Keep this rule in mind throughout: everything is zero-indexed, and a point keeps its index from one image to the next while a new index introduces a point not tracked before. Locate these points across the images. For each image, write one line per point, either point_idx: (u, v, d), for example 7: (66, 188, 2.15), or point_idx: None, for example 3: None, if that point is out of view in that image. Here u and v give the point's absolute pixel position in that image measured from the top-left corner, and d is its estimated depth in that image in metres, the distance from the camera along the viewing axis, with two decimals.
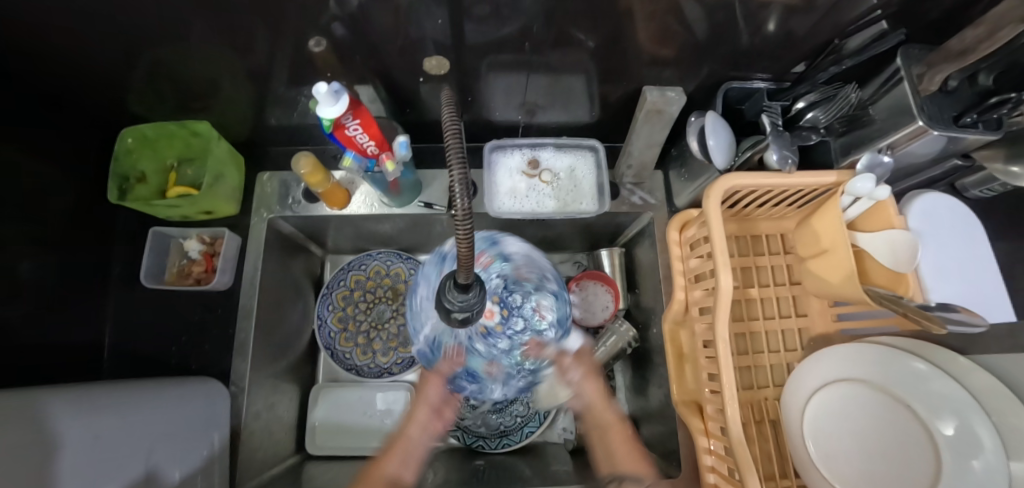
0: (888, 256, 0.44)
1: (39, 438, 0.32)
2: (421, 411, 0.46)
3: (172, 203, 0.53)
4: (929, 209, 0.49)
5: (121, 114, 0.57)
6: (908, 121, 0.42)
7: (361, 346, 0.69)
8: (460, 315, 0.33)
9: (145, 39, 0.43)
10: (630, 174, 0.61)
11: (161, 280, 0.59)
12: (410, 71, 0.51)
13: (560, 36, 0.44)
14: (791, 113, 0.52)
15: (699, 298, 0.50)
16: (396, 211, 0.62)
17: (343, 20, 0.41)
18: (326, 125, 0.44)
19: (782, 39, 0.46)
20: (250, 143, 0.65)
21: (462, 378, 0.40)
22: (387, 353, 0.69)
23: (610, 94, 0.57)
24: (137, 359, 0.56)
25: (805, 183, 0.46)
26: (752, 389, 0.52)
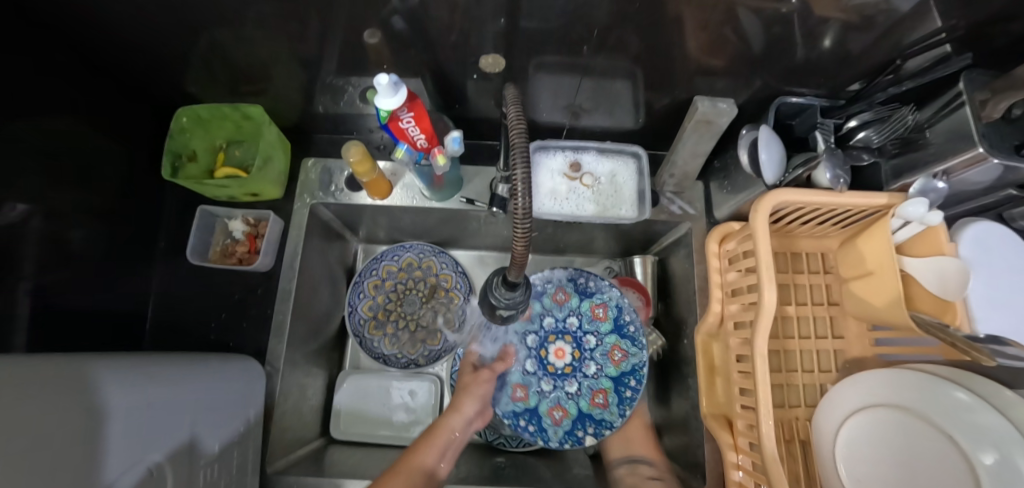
0: (936, 282, 0.43)
1: (92, 401, 0.33)
2: (468, 404, 0.58)
3: (222, 183, 0.54)
4: (980, 238, 0.47)
5: (176, 92, 0.59)
6: (967, 146, 0.41)
7: (389, 336, 0.69)
8: (504, 313, 0.39)
9: (206, 22, 0.44)
10: (671, 183, 0.61)
11: (205, 257, 0.61)
12: (462, 67, 0.51)
13: (615, 40, 0.44)
14: (842, 131, 0.51)
15: (736, 311, 0.50)
16: (436, 205, 0.63)
17: (403, 13, 0.41)
18: (381, 116, 0.45)
19: (841, 56, 0.45)
20: (297, 129, 0.66)
21: (530, 429, 0.64)
22: (414, 345, 0.70)
23: (656, 101, 0.57)
24: (178, 332, 0.58)
25: (855, 203, 0.46)
26: (784, 407, 0.51)
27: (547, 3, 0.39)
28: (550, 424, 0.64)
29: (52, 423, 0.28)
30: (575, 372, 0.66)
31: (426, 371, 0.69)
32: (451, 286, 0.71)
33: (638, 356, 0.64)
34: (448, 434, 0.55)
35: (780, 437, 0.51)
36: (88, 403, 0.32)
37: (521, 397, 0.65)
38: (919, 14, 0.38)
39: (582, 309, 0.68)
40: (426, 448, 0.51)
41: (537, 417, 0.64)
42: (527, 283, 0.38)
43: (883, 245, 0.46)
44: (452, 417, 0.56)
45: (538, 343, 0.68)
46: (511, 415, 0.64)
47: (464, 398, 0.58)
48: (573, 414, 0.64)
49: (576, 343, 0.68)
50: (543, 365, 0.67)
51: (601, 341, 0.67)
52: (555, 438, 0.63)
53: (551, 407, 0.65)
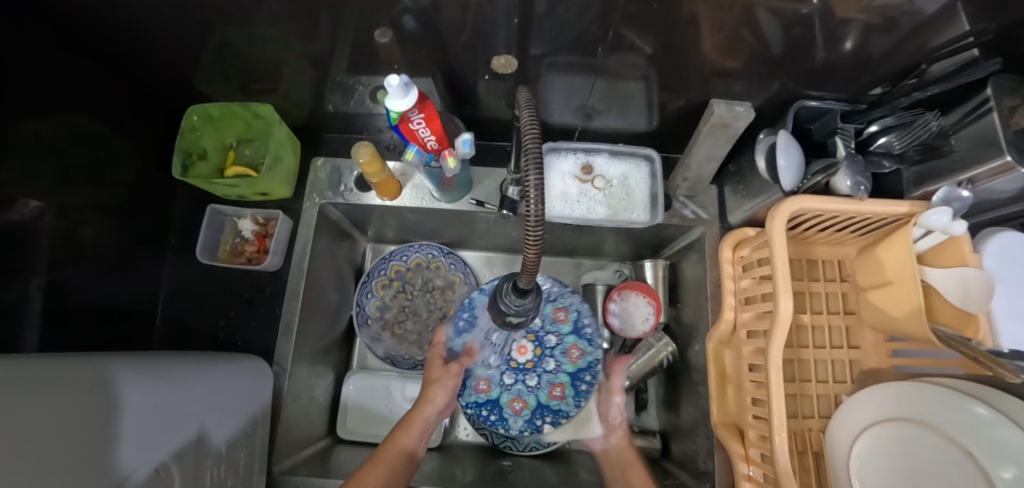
0: (957, 293, 0.42)
1: (103, 401, 0.32)
2: (439, 393, 0.57)
3: (232, 182, 0.54)
4: (1007, 248, 0.46)
5: (187, 91, 0.59)
6: (994, 155, 0.40)
7: (398, 337, 0.69)
8: (514, 318, 0.38)
9: (218, 20, 0.44)
10: (684, 187, 0.60)
11: (215, 256, 0.61)
12: (473, 67, 0.50)
13: (630, 41, 0.43)
14: (863, 136, 0.50)
15: (749, 320, 0.49)
16: (445, 206, 0.62)
17: (415, 13, 0.41)
18: (392, 117, 0.44)
19: (863, 59, 0.44)
20: (307, 128, 0.66)
21: (489, 419, 0.62)
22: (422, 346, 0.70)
23: (670, 104, 0.56)
24: (187, 330, 0.58)
25: (876, 211, 0.44)
26: (798, 418, 0.50)
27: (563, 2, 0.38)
28: (510, 414, 0.62)
29: (61, 424, 0.28)
30: (536, 368, 0.64)
31: None
32: (459, 287, 0.71)
33: (594, 354, 0.63)
34: (424, 421, 0.55)
35: (794, 449, 0.50)
36: (98, 403, 0.32)
37: (483, 388, 0.63)
38: (949, 16, 0.36)
39: (545, 310, 0.65)
40: (407, 430, 0.53)
41: (498, 407, 0.62)
42: (538, 290, 0.37)
43: (903, 255, 0.45)
44: (426, 408, 0.55)
45: (503, 338, 0.64)
46: (474, 405, 0.62)
47: (435, 388, 0.57)
48: (533, 406, 0.63)
49: (539, 340, 0.65)
50: (505, 360, 0.64)
51: (561, 340, 0.65)
52: (516, 426, 0.62)
53: (511, 399, 0.63)
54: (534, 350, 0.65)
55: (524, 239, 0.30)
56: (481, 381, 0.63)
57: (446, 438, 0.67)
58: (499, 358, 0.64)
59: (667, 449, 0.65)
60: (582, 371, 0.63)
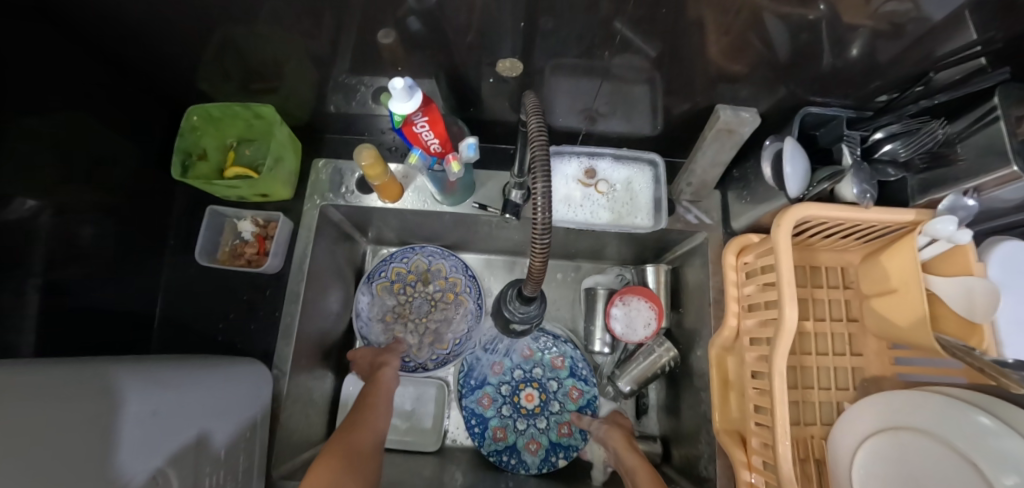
0: (962, 302, 0.42)
1: (101, 406, 0.32)
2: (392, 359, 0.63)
3: (232, 184, 0.53)
4: (1009, 258, 0.46)
5: (187, 89, 0.58)
6: (1000, 165, 0.40)
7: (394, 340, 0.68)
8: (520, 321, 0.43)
9: (221, 18, 0.43)
10: (688, 191, 0.60)
11: (215, 257, 0.60)
12: (477, 69, 0.50)
13: (636, 45, 0.43)
14: (867, 143, 0.50)
15: (753, 327, 0.48)
16: (447, 209, 0.62)
17: (420, 14, 0.41)
18: (395, 120, 0.44)
19: (871, 66, 0.44)
20: (308, 128, 0.66)
21: (510, 462, 0.64)
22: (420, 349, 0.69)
23: (675, 107, 0.55)
24: (186, 331, 0.57)
25: (882, 220, 0.44)
26: (800, 425, 0.50)
27: (570, 5, 0.38)
28: (528, 455, 0.65)
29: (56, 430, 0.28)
30: (544, 412, 0.69)
31: (435, 376, 0.70)
32: (460, 290, 0.70)
33: (592, 391, 0.68)
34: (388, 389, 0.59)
35: (795, 457, 0.50)
36: (96, 408, 0.31)
37: (500, 437, 0.66)
38: (960, 25, 0.36)
39: (544, 361, 0.71)
40: (378, 393, 0.57)
41: (516, 451, 0.65)
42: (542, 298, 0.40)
43: (909, 262, 0.44)
44: (388, 372, 0.60)
45: (510, 390, 0.70)
46: (493, 454, 0.65)
47: (387, 357, 0.63)
48: (547, 444, 0.66)
49: (544, 390, 0.70)
50: (516, 409, 0.68)
51: (562, 384, 0.70)
52: (534, 465, 0.64)
53: (526, 441, 0.66)
54: (540, 399, 0.70)
55: (531, 245, 0.32)
56: (498, 432, 0.67)
57: (445, 441, 0.67)
58: (510, 407, 0.68)
59: (667, 454, 0.65)
60: (583, 409, 0.68)
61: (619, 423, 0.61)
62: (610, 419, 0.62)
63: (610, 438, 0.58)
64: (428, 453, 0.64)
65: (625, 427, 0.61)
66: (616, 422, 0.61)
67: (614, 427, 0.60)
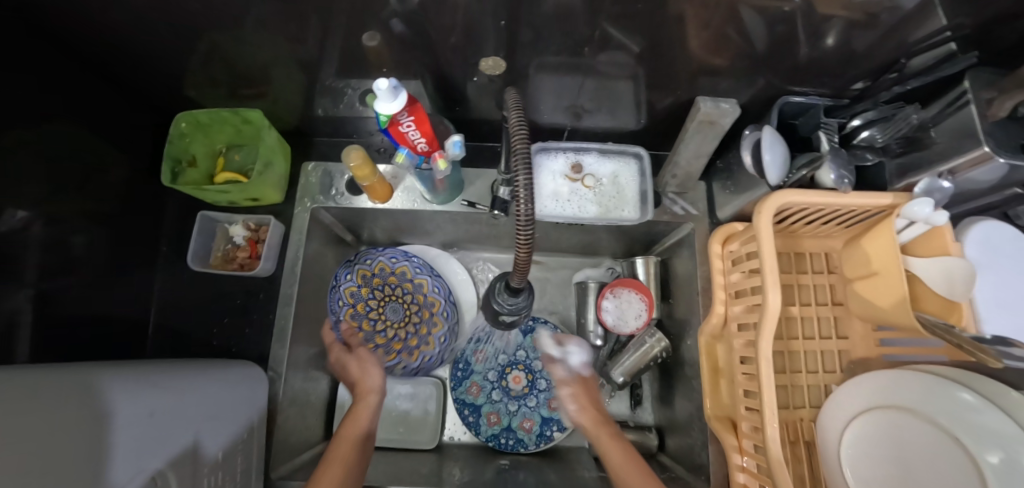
0: (942, 282, 0.43)
1: (93, 410, 0.32)
2: (372, 382, 0.56)
3: (222, 188, 0.53)
4: (985, 238, 0.48)
5: (175, 97, 0.58)
6: (973, 146, 0.41)
7: (365, 332, 0.67)
8: (506, 318, 0.39)
9: (207, 24, 0.44)
10: (674, 183, 0.60)
11: (206, 263, 0.60)
12: (462, 68, 0.51)
13: (616, 40, 0.44)
14: (846, 131, 0.51)
15: (740, 313, 0.49)
16: (437, 208, 0.62)
17: (403, 16, 0.41)
18: (382, 121, 0.44)
19: (846, 55, 0.45)
20: (297, 132, 0.66)
21: (509, 443, 0.65)
22: (388, 352, 0.68)
23: (658, 101, 0.56)
24: (180, 337, 0.58)
25: (859, 203, 0.45)
26: (790, 409, 0.51)
27: (550, 3, 0.38)
28: (523, 434, 0.66)
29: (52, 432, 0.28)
30: (533, 391, 0.70)
31: (431, 374, 0.71)
32: (438, 312, 0.69)
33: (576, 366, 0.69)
34: (366, 419, 0.52)
35: (786, 440, 0.51)
36: (90, 411, 0.32)
37: (494, 421, 0.67)
38: (928, 12, 0.37)
39: (526, 343, 0.72)
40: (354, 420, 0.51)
41: (511, 432, 0.66)
42: (530, 288, 0.39)
43: (888, 244, 0.46)
44: (369, 399, 0.54)
45: (499, 375, 0.70)
46: (490, 438, 0.65)
47: (369, 379, 0.56)
48: (540, 421, 0.67)
49: (531, 370, 0.71)
50: (506, 392, 0.69)
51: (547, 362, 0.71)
52: (531, 443, 0.65)
53: (520, 421, 0.67)
54: (528, 379, 0.71)
55: (515, 237, 0.32)
56: (492, 416, 0.67)
57: (443, 439, 0.67)
58: (500, 391, 0.69)
59: (662, 443, 0.65)
60: None
61: (588, 398, 0.57)
62: (579, 395, 0.57)
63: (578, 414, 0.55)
64: (426, 450, 0.65)
65: (594, 404, 0.56)
66: (585, 400, 0.57)
67: (588, 417, 0.54)
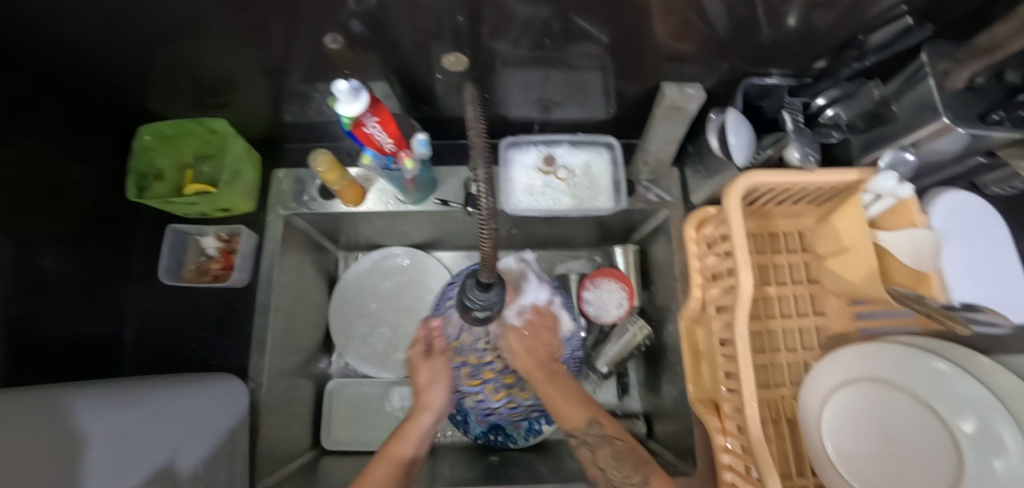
0: (910, 255, 0.44)
1: (57, 433, 0.32)
2: (422, 416, 0.57)
3: (190, 200, 0.53)
4: (954, 208, 0.48)
5: (138, 110, 0.57)
6: (933, 118, 0.42)
7: (461, 343, 0.59)
8: (479, 315, 0.38)
9: (166, 33, 0.43)
10: (646, 171, 0.61)
11: (180, 276, 0.60)
12: (427, 66, 0.50)
13: (579, 31, 0.44)
14: (811, 110, 0.51)
15: (716, 296, 0.50)
16: (411, 208, 0.62)
17: (362, 16, 0.41)
18: (344, 123, 0.44)
19: (806, 34, 0.45)
20: (265, 140, 0.65)
21: (497, 438, 0.65)
22: (473, 376, 0.60)
23: (627, 90, 0.56)
24: (158, 353, 0.57)
25: (826, 181, 0.46)
26: (770, 388, 0.52)
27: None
28: (512, 430, 0.66)
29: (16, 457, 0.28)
30: None
31: None
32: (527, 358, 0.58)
33: None
34: (416, 434, 0.55)
35: (768, 418, 0.51)
36: (53, 435, 0.31)
37: (482, 418, 0.66)
38: None
39: None
40: (402, 440, 0.54)
41: (501, 429, 0.66)
42: (501, 284, 0.38)
43: (857, 220, 0.46)
44: (422, 418, 0.57)
45: None
46: (480, 435, 0.66)
47: (430, 395, 0.58)
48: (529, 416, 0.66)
49: None
50: None
51: None
52: (520, 437, 0.66)
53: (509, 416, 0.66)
54: None
55: (478, 229, 0.30)
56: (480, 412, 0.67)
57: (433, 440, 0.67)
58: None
59: (651, 430, 0.66)
60: None
61: (534, 338, 0.59)
62: (516, 338, 0.58)
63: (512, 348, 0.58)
64: None
65: (540, 341, 0.59)
66: (528, 344, 0.58)
67: (527, 359, 0.57)
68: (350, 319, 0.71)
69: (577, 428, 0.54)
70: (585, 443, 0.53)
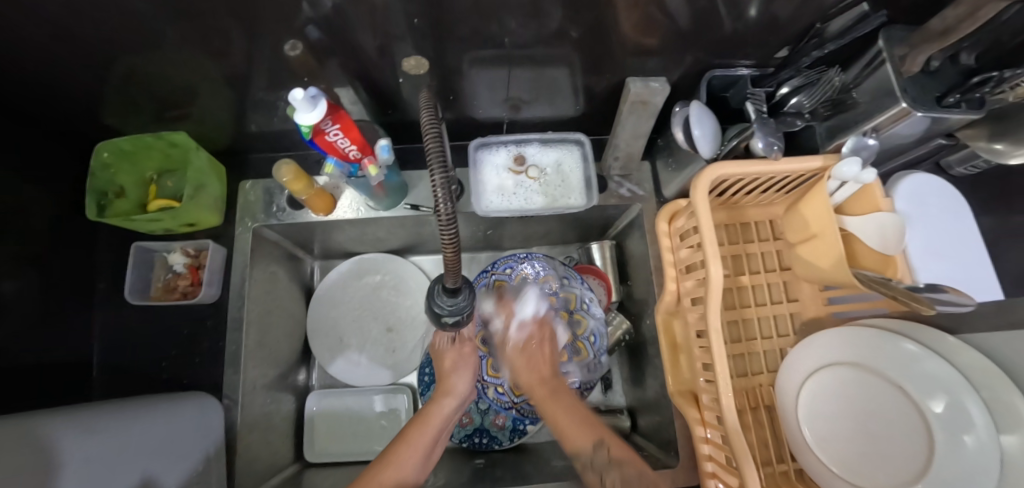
0: (876, 238, 0.45)
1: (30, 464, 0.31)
2: (445, 402, 0.51)
3: (153, 217, 0.52)
4: (916, 189, 0.50)
5: (96, 126, 0.55)
6: (892, 103, 0.42)
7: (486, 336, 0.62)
8: (450, 320, 0.37)
9: (118, 46, 0.42)
10: (617, 166, 0.61)
11: (148, 295, 0.58)
12: (389, 70, 0.50)
13: (539, 29, 0.43)
14: (775, 99, 0.52)
15: (691, 288, 0.50)
16: (382, 214, 0.61)
17: (318, 22, 0.40)
18: (304, 132, 0.43)
19: (765, 25, 0.45)
20: (231, 151, 0.64)
21: (481, 440, 0.65)
22: (496, 369, 0.62)
23: (594, 86, 0.56)
24: (129, 375, 0.55)
25: (791, 169, 0.46)
26: (747, 376, 0.52)
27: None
28: (496, 431, 0.65)
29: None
30: None
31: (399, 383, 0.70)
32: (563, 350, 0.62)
33: None
34: (439, 420, 0.50)
35: (746, 406, 0.52)
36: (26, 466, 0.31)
37: (467, 421, 0.66)
38: None
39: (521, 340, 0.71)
40: (424, 425, 0.48)
41: (485, 431, 0.66)
42: (469, 288, 0.38)
43: (823, 206, 0.46)
44: (446, 402, 0.51)
45: None
46: (464, 438, 0.65)
47: (453, 379, 0.53)
48: (512, 417, 0.66)
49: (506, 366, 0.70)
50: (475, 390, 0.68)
51: None
52: (505, 439, 0.65)
53: (492, 417, 0.66)
54: None
55: (440, 238, 0.31)
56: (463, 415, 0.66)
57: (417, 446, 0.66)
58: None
59: (635, 424, 0.67)
60: None
61: (536, 352, 0.56)
62: (519, 359, 0.55)
63: (519, 358, 0.55)
64: None
65: (540, 358, 0.55)
66: (529, 360, 0.55)
67: (528, 375, 0.54)
68: (328, 329, 0.70)
69: (580, 452, 0.45)
70: (589, 467, 0.44)
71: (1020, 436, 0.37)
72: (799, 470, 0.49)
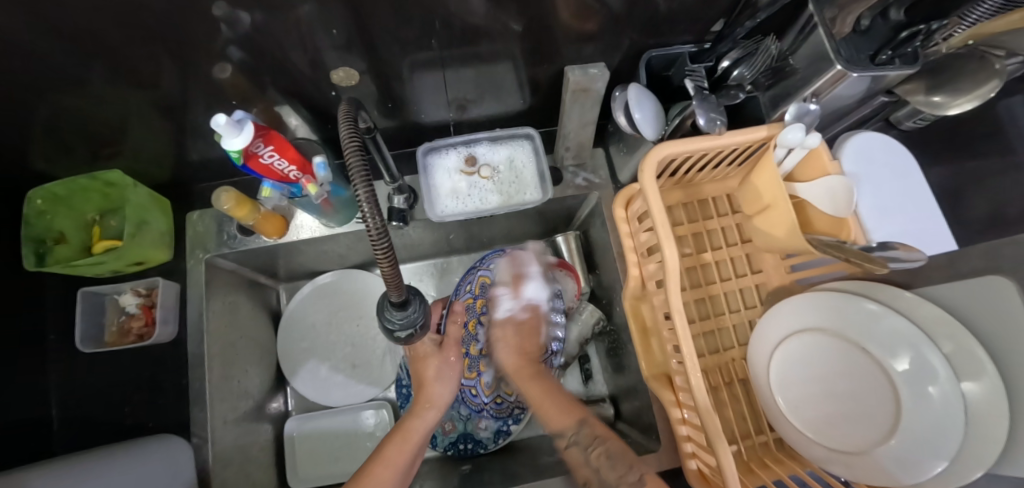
0: (828, 202, 0.44)
1: None
2: (429, 414, 0.53)
3: (96, 260, 0.50)
4: (865, 148, 0.51)
5: (26, 175, 0.53)
6: (828, 66, 0.42)
7: (467, 335, 0.58)
8: (404, 333, 0.36)
9: (31, 90, 0.40)
10: (570, 156, 0.61)
11: (103, 341, 0.57)
12: (326, 83, 0.49)
13: (466, 27, 0.42)
14: (717, 73, 0.52)
15: (653, 271, 0.49)
16: (339, 230, 0.61)
17: (239, 42, 0.39)
18: (235, 157, 0.41)
19: (697, 3, 0.45)
20: (176, 183, 0.62)
21: (467, 445, 0.65)
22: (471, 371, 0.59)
23: (538, 78, 0.55)
24: (93, 425, 0.54)
25: (738, 142, 0.46)
26: (718, 352, 0.52)
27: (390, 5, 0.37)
28: (480, 435, 0.65)
29: None
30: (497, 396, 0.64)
31: (379, 397, 0.70)
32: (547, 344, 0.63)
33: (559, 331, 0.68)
34: (421, 433, 0.51)
35: (720, 382, 0.52)
36: None
37: (450, 430, 0.65)
38: None
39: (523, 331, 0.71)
40: (402, 439, 0.49)
41: (469, 436, 0.65)
42: (420, 298, 0.37)
43: (773, 176, 0.46)
44: (429, 415, 0.52)
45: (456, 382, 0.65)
46: (450, 446, 0.65)
47: (434, 388, 0.54)
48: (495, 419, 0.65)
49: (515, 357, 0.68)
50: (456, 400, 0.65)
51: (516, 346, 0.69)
52: (490, 441, 0.65)
53: (474, 423, 0.65)
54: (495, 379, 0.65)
55: (374, 253, 0.27)
56: (446, 426, 0.65)
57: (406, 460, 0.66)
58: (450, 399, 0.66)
59: (618, 411, 0.68)
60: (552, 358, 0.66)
61: (523, 335, 0.57)
62: (508, 335, 0.57)
63: (513, 334, 0.57)
64: None
65: (526, 345, 0.57)
66: (520, 342, 0.57)
67: (515, 356, 0.56)
68: (301, 352, 0.69)
69: (563, 430, 0.51)
70: (574, 444, 0.50)
71: (982, 383, 0.36)
72: (778, 439, 0.50)
